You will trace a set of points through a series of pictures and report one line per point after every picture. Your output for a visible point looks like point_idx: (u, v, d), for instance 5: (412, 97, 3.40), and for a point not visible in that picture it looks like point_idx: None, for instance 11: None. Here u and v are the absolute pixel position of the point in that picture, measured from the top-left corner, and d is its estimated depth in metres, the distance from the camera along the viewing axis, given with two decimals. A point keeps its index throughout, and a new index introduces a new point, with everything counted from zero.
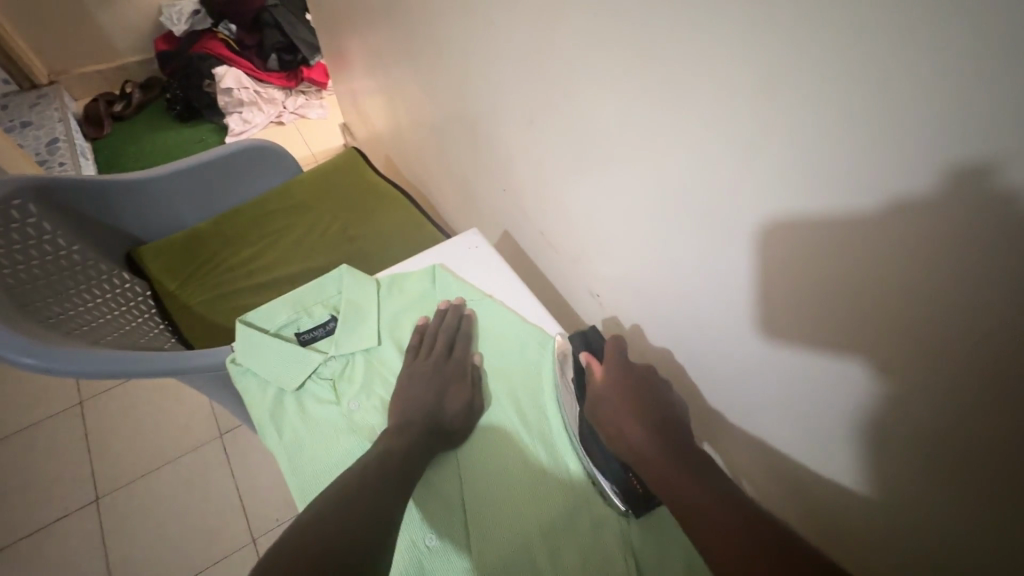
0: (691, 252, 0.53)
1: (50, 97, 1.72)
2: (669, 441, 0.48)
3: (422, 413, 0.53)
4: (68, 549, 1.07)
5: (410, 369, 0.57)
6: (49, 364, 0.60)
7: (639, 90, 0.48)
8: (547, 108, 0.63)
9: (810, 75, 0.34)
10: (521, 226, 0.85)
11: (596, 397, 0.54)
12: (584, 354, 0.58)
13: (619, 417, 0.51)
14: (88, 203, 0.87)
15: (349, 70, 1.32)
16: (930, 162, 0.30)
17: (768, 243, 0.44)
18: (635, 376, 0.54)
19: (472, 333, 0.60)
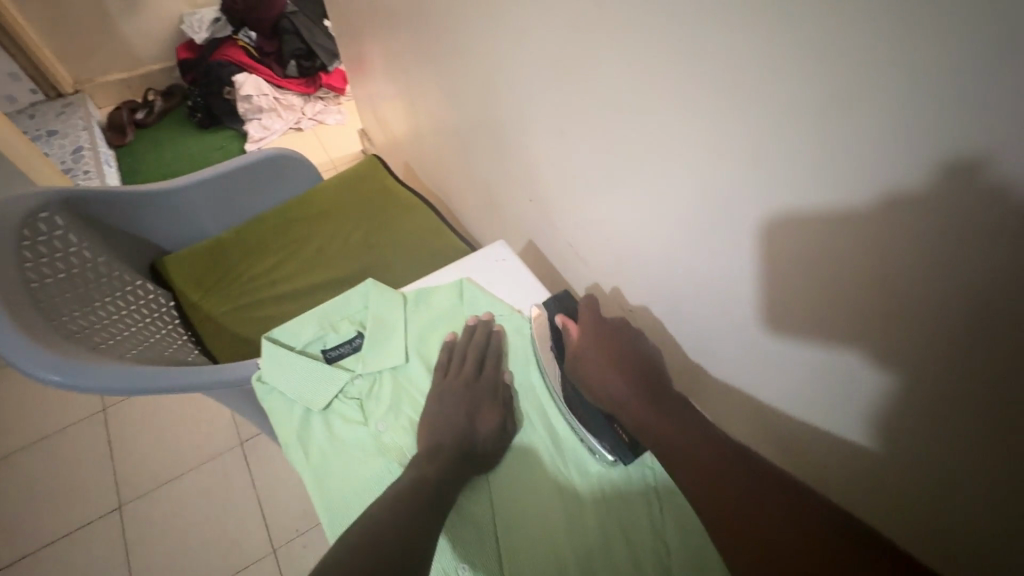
0: (731, 269, 0.50)
1: (75, 106, 1.74)
2: (647, 391, 0.51)
3: (454, 436, 0.51)
4: (92, 556, 1.07)
5: (440, 388, 0.55)
6: (75, 380, 0.59)
7: (667, 102, 0.46)
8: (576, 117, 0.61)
9: (855, 87, 0.32)
10: (547, 237, 0.83)
11: (575, 354, 0.55)
12: (560, 316, 0.59)
13: (598, 370, 0.53)
14: (113, 213, 0.88)
15: (368, 77, 1.32)
16: (926, 152, 0.30)
17: (817, 264, 0.41)
18: (611, 334, 0.55)
19: (503, 352, 0.59)
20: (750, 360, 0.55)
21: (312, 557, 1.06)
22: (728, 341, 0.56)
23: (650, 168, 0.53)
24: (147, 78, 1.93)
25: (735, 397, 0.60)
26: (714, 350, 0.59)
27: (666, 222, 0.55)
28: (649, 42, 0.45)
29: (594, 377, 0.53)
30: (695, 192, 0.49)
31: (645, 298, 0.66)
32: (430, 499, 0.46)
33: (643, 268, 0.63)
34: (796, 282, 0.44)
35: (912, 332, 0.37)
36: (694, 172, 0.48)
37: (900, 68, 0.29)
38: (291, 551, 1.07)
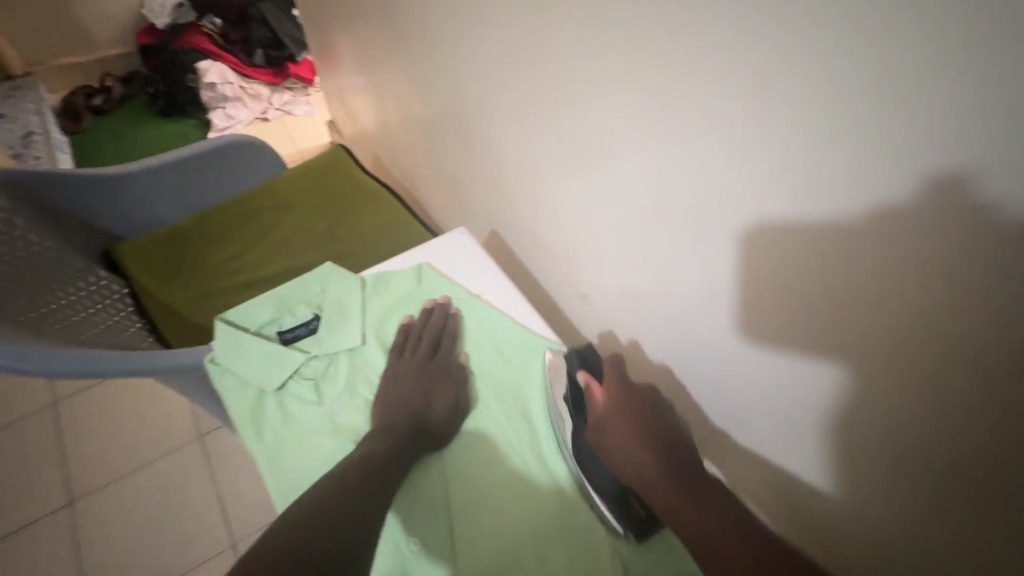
0: (676, 249, 0.52)
1: (26, 89, 1.67)
2: (675, 463, 0.47)
3: (409, 415, 0.52)
4: (39, 554, 1.04)
5: (394, 369, 0.56)
6: (16, 362, 0.57)
7: (620, 91, 0.48)
8: (543, 109, 0.62)
9: (777, 75, 0.35)
10: (512, 226, 0.84)
11: (599, 420, 0.50)
12: (582, 373, 0.54)
13: (628, 447, 0.48)
14: (63, 197, 0.85)
15: (337, 66, 1.30)
16: (910, 171, 0.31)
17: (752, 245, 0.44)
18: (638, 398, 0.51)
19: (457, 334, 0.60)
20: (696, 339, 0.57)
21: None
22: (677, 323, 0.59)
23: (605, 155, 0.55)
24: (106, 62, 1.86)
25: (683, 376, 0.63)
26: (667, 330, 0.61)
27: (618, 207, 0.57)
28: (604, 32, 0.47)
29: (619, 451, 0.48)
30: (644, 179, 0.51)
31: (602, 282, 0.68)
32: (377, 474, 0.47)
33: (601, 255, 0.65)
34: (731, 263, 0.47)
35: (878, 332, 0.38)
36: (644, 157, 0.50)
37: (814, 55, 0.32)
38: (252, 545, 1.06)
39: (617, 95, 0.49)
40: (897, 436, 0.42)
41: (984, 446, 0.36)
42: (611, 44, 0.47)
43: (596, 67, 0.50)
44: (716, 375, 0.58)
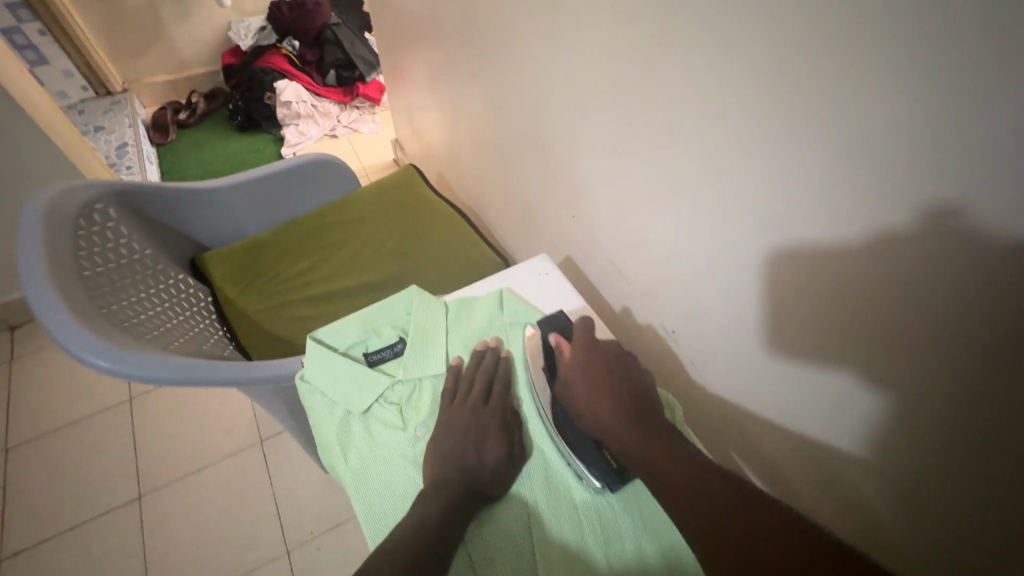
0: (739, 270, 0.55)
1: (122, 104, 1.81)
2: (635, 411, 0.50)
3: (460, 471, 0.49)
4: (108, 545, 1.08)
5: (444, 418, 0.53)
6: (122, 368, 0.60)
7: (737, 128, 0.47)
8: (634, 136, 0.60)
9: (919, 127, 0.34)
10: (588, 254, 0.82)
11: (566, 374, 0.54)
12: (553, 336, 0.57)
13: (591, 395, 0.51)
14: (162, 209, 0.90)
15: (408, 88, 1.35)
16: (905, 200, 0.37)
17: (778, 260, 0.50)
18: (602, 355, 0.54)
19: (510, 378, 0.57)
20: (809, 382, 0.54)
21: (325, 560, 1.06)
22: (784, 362, 0.56)
23: (681, 179, 0.56)
24: (192, 80, 1.99)
25: (788, 418, 0.60)
26: (772, 371, 0.58)
27: (721, 244, 0.55)
28: (718, 66, 0.46)
29: (583, 398, 0.51)
30: (755, 217, 0.49)
31: (690, 316, 0.66)
32: (462, 503, 0.47)
33: (690, 289, 0.63)
34: (857, 309, 0.45)
35: (890, 338, 0.43)
36: (706, 182, 0.53)
37: (969, 108, 0.31)
38: (304, 554, 1.07)
39: (729, 131, 0.48)
40: (1016, 494, 0.40)
41: (995, 442, 0.40)
42: (728, 81, 0.45)
43: (706, 102, 0.49)
44: (828, 421, 0.54)
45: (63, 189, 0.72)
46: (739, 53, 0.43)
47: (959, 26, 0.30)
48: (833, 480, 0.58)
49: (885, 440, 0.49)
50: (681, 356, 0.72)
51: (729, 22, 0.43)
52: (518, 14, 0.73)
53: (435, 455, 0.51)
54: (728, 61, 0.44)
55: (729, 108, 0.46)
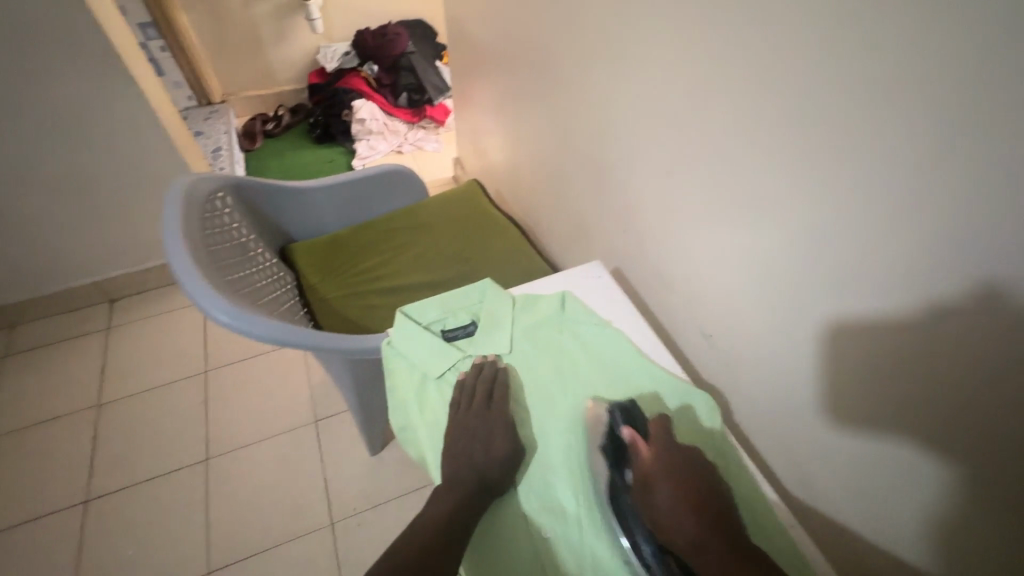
0: (783, 290, 0.60)
1: (220, 113, 2.04)
2: (722, 531, 0.46)
3: (470, 471, 0.55)
4: (176, 498, 1.21)
5: (455, 421, 0.60)
6: (239, 324, 0.72)
7: (779, 163, 0.55)
8: (688, 161, 0.69)
9: (967, 187, 0.39)
10: (635, 266, 0.91)
11: (645, 478, 0.50)
12: (628, 430, 0.55)
13: (674, 509, 0.48)
14: (265, 202, 1.05)
15: (476, 112, 1.48)
16: (988, 267, 0.40)
17: (843, 295, 0.53)
18: (682, 462, 0.51)
19: (508, 385, 0.63)
20: (831, 393, 0.60)
21: (364, 536, 1.16)
22: (810, 375, 0.62)
23: (737, 204, 0.63)
24: (279, 95, 2.21)
25: (807, 424, 0.65)
26: (796, 381, 0.64)
27: (760, 262, 0.62)
28: (770, 110, 0.54)
29: (665, 510, 0.48)
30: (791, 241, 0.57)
31: (728, 327, 0.72)
32: (469, 501, 0.54)
33: (732, 302, 0.70)
34: (872, 327, 0.52)
35: (960, 391, 0.46)
36: (761, 208, 0.59)
37: (1001, 162, 0.37)
38: (346, 528, 1.16)
39: (774, 165, 0.56)
40: None
41: None
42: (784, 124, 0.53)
43: (756, 138, 0.57)
44: (846, 429, 0.59)
45: (195, 178, 0.86)
46: (791, 101, 0.51)
47: (988, 97, 0.36)
48: (851, 493, 0.62)
49: (892, 450, 0.55)
50: (716, 364, 0.79)
51: (780, 72, 0.51)
52: (590, 52, 0.84)
53: (450, 454, 0.58)
54: (778, 105, 0.53)
55: (782, 147, 0.54)
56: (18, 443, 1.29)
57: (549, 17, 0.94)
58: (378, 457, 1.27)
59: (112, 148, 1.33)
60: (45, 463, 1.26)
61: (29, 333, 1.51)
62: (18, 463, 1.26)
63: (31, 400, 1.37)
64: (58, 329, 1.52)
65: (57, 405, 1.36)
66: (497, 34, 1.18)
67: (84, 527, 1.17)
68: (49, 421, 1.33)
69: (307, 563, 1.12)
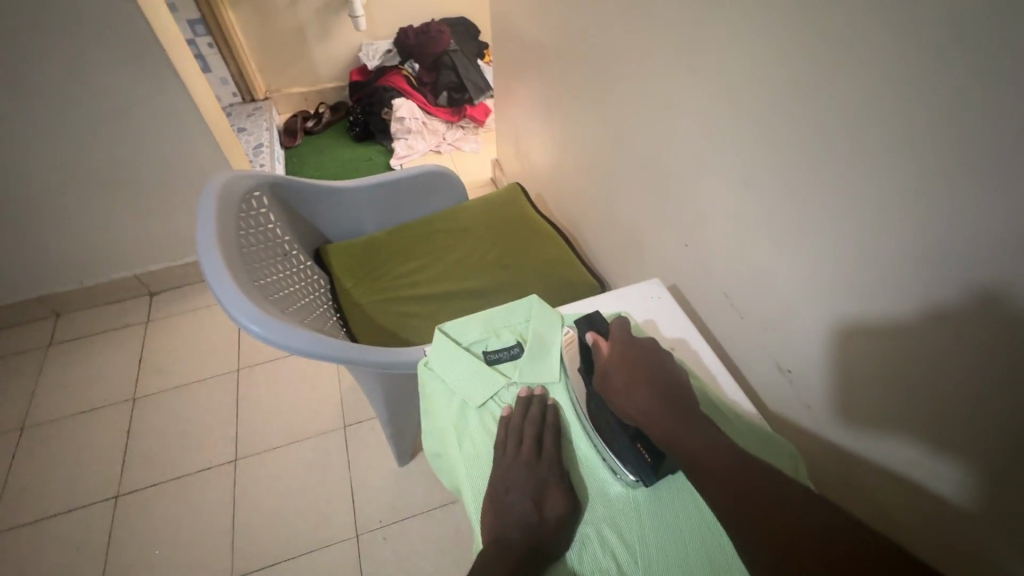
0: (904, 321, 0.52)
1: (262, 110, 2.05)
2: (672, 402, 0.51)
3: (524, 531, 0.49)
4: (205, 498, 1.20)
5: (499, 470, 0.54)
6: (269, 334, 0.68)
7: (917, 182, 0.46)
8: (781, 170, 0.61)
9: None
10: (694, 283, 0.83)
11: (604, 369, 0.56)
12: (590, 334, 0.61)
13: (629, 392, 0.53)
14: (302, 203, 1.02)
15: (518, 112, 1.42)
16: None
17: (994, 333, 0.44)
18: (639, 354, 0.56)
19: (559, 425, 0.58)
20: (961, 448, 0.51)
21: (391, 550, 1.11)
22: (934, 426, 0.53)
23: (845, 222, 0.55)
24: (321, 93, 2.21)
25: (922, 477, 0.56)
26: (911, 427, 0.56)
27: (877, 294, 0.54)
28: (910, 119, 0.45)
29: (622, 395, 0.53)
30: (929, 274, 0.48)
31: (821, 361, 0.64)
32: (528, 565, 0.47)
33: (830, 334, 0.61)
34: None
35: None
36: (881, 227, 0.51)
37: None
38: (371, 541, 1.12)
39: (911, 184, 0.47)
40: None
41: None
42: (924, 130, 0.45)
43: (885, 152, 0.48)
44: (985, 494, 0.50)
45: (233, 176, 0.83)
46: (939, 102, 0.43)
47: None
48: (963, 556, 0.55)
49: None
50: (795, 399, 0.71)
51: (930, 73, 0.43)
52: (658, 48, 0.77)
53: (492, 509, 0.51)
54: (924, 113, 0.44)
55: (919, 157, 0.46)
56: (57, 433, 1.31)
57: (609, 11, 0.87)
58: (407, 467, 1.23)
59: (157, 143, 1.33)
60: (82, 454, 1.28)
61: (73, 323, 1.54)
62: (58, 452, 1.28)
63: (70, 391, 1.39)
64: (99, 320, 1.55)
65: (95, 396, 1.38)
66: (546, 30, 1.12)
67: (115, 521, 1.17)
68: (86, 412, 1.35)
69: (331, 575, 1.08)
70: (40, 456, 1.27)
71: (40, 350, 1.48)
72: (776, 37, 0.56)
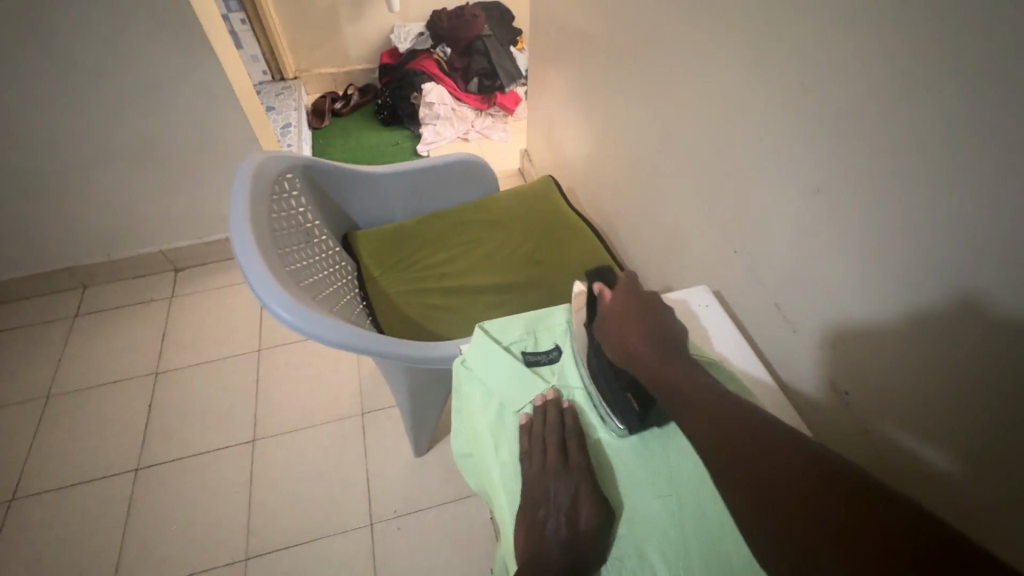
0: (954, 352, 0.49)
1: (291, 90, 2.04)
2: (665, 347, 0.52)
3: (559, 547, 0.46)
4: (221, 477, 1.20)
5: (529, 484, 0.51)
6: (299, 321, 0.66)
7: (983, 208, 0.43)
8: (833, 184, 0.57)
9: None
10: (735, 291, 0.79)
11: (604, 313, 0.58)
12: (598, 287, 0.62)
13: (622, 331, 0.55)
14: (334, 187, 1.00)
15: (553, 102, 1.38)
16: None
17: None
18: (640, 301, 0.58)
19: (581, 430, 0.55)
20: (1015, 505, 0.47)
21: (404, 541, 1.10)
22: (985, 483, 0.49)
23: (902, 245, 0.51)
24: (351, 74, 2.19)
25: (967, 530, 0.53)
26: (962, 467, 0.51)
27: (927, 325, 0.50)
28: (1009, 132, 0.40)
29: (614, 332, 0.55)
30: (1006, 304, 0.43)
31: (864, 387, 0.60)
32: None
33: (883, 356, 0.56)
34: None
35: None
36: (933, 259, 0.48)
37: None
38: (385, 531, 1.12)
39: (976, 208, 0.43)
40: None
41: None
42: (989, 152, 0.42)
43: (974, 167, 0.43)
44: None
45: (268, 157, 0.82)
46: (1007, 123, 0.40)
47: None
48: None
49: None
50: (828, 423, 0.67)
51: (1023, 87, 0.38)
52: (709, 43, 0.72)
53: (524, 523, 0.49)
54: (1015, 131, 0.39)
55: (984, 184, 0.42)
56: (81, 403, 1.33)
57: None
58: (422, 459, 1.22)
59: (185, 119, 1.32)
60: (104, 425, 1.29)
61: (101, 294, 1.56)
62: (81, 421, 1.29)
63: (96, 362, 1.40)
64: (125, 293, 1.56)
65: (119, 368, 1.39)
66: (587, 19, 1.08)
67: (135, 493, 1.18)
68: (110, 383, 1.36)
69: (343, 562, 1.08)
70: (65, 424, 1.29)
71: (68, 320, 1.50)
72: (848, 32, 0.51)
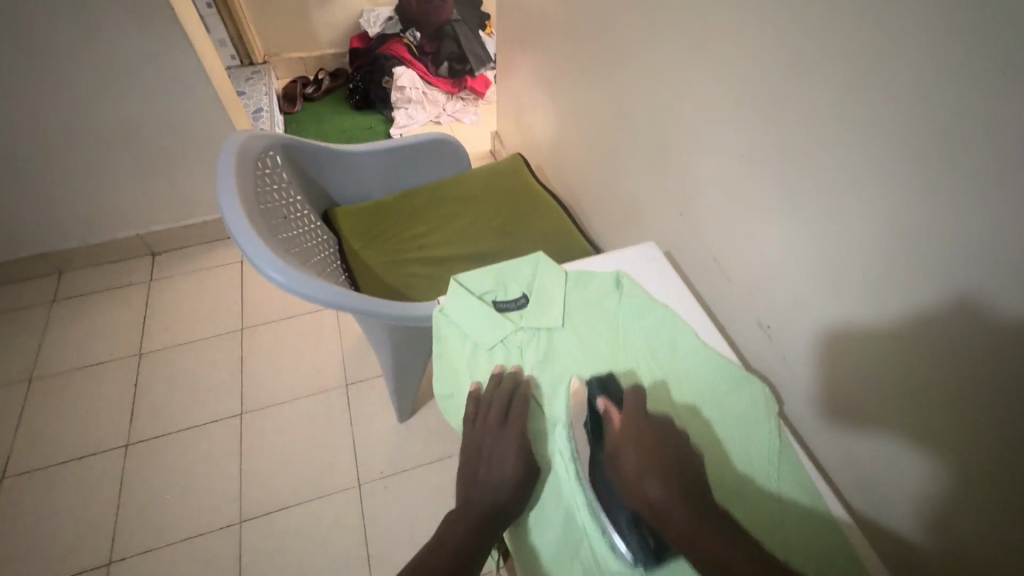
0: (852, 278, 0.57)
1: (261, 74, 2.04)
2: (688, 496, 0.51)
3: (487, 497, 0.56)
4: (211, 448, 1.25)
5: (471, 438, 0.61)
6: (290, 281, 0.72)
7: (858, 160, 0.53)
8: (754, 146, 0.66)
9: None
10: (682, 252, 0.87)
11: (615, 446, 0.56)
12: (602, 401, 0.60)
13: (640, 471, 0.53)
14: (312, 165, 1.05)
15: (521, 84, 1.44)
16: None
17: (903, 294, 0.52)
18: (653, 428, 0.56)
19: (527, 399, 0.61)
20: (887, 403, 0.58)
21: (391, 498, 1.18)
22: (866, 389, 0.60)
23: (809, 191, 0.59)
24: (320, 59, 2.19)
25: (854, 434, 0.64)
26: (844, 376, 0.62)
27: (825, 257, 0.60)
28: (868, 96, 0.50)
29: (632, 474, 0.53)
30: (869, 239, 0.54)
31: (788, 319, 0.68)
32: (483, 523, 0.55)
33: (790, 293, 0.67)
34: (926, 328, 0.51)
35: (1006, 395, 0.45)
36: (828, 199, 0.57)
37: None
38: (373, 490, 1.19)
39: (852, 160, 0.53)
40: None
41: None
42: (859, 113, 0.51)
43: (856, 127, 0.52)
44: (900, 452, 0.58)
45: (249, 136, 0.86)
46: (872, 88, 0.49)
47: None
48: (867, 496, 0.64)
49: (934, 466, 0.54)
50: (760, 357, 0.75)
51: (881, 59, 0.48)
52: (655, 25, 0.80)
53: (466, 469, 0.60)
54: (874, 95, 0.49)
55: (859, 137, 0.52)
56: (65, 385, 1.35)
57: None
58: (406, 425, 1.29)
59: (157, 103, 1.33)
60: (90, 405, 1.32)
61: (76, 279, 1.56)
62: (66, 402, 1.32)
63: (77, 345, 1.42)
64: (102, 278, 1.57)
65: (101, 350, 1.41)
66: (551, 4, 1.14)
67: (127, 468, 1.22)
68: (93, 365, 1.39)
69: (334, 519, 1.16)
70: (49, 406, 1.31)
71: (45, 305, 1.50)
72: (762, 14, 0.59)
